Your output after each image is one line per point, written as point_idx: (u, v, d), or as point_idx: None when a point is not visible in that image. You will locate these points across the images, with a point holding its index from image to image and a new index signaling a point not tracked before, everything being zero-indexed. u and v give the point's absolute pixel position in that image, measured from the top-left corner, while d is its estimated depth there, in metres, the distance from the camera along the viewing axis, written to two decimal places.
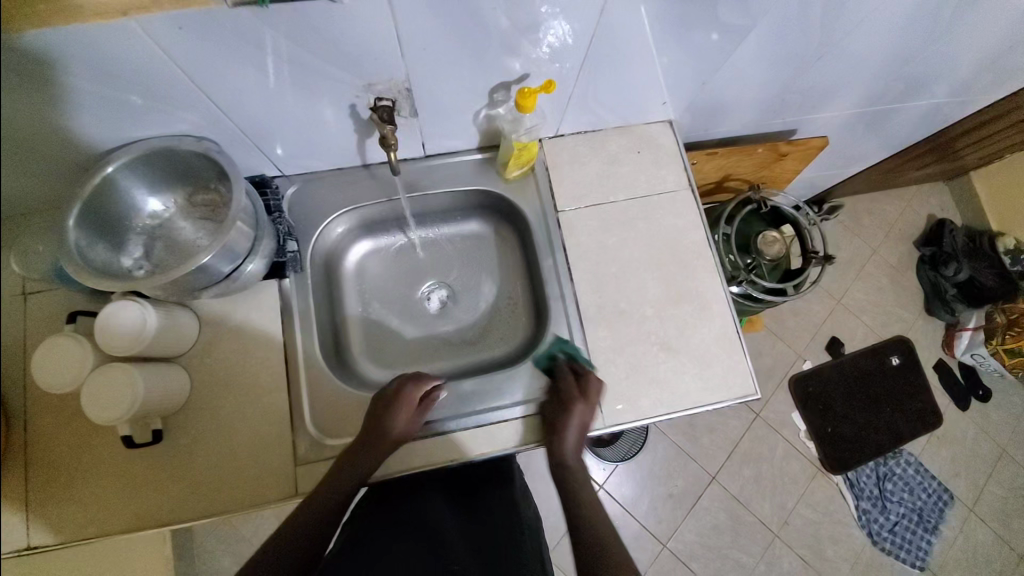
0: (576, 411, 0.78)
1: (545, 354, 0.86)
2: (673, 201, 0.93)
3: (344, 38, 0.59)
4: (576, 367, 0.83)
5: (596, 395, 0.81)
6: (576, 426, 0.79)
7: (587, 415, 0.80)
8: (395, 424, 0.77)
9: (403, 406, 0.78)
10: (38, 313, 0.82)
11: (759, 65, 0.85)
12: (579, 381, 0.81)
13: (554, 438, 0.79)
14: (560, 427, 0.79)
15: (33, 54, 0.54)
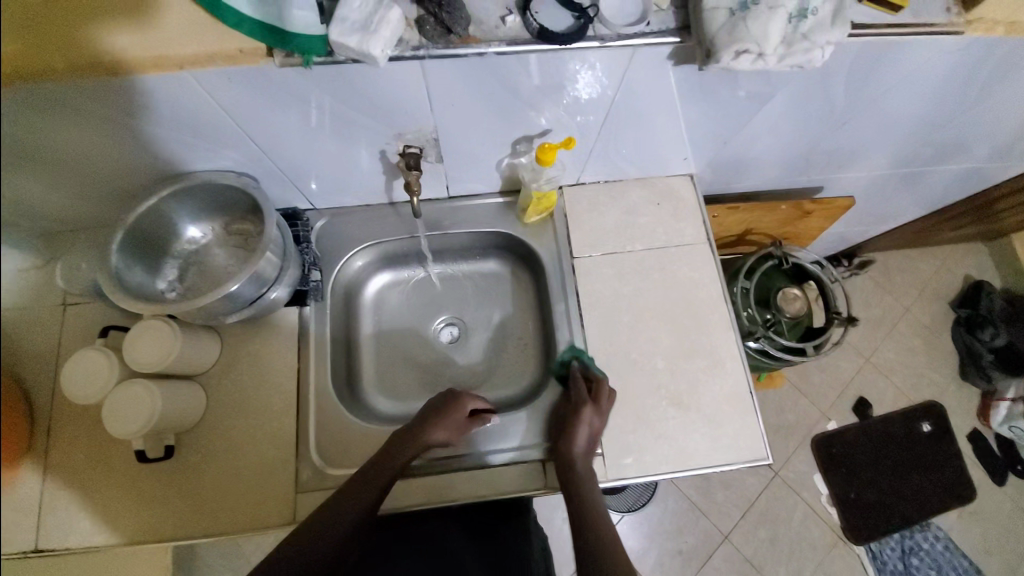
0: (584, 412, 0.78)
1: (560, 361, 0.88)
2: (690, 254, 0.93)
3: (378, 95, 0.63)
4: (591, 377, 0.84)
5: (607, 403, 0.81)
6: (585, 428, 0.78)
7: (596, 420, 0.79)
8: (438, 432, 0.80)
9: (455, 411, 0.82)
10: (75, 324, 0.87)
11: (783, 127, 0.85)
12: (590, 386, 0.82)
13: (563, 437, 0.78)
14: (569, 427, 0.79)
15: (94, 97, 0.60)
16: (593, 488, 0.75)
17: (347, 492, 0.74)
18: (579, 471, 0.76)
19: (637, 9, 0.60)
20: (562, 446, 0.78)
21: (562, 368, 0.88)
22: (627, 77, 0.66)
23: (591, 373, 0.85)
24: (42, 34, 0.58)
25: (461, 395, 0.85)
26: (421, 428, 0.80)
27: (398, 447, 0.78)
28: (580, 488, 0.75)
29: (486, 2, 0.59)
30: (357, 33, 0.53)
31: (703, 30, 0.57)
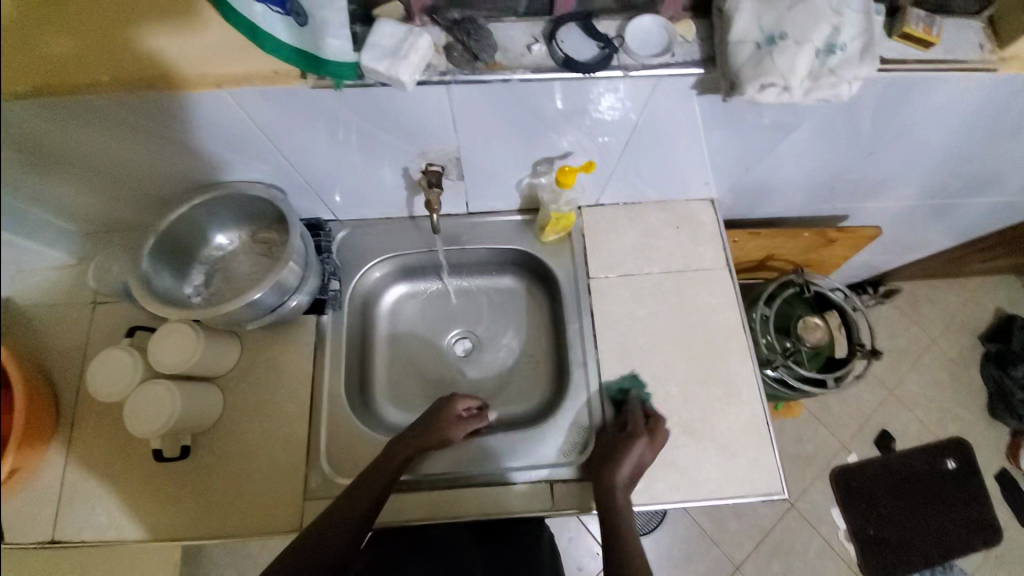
0: (637, 445, 0.77)
1: (617, 387, 0.86)
2: (709, 279, 0.92)
3: (405, 116, 0.65)
4: (649, 412, 0.82)
5: (661, 439, 0.79)
6: (635, 462, 0.76)
7: (646, 455, 0.78)
8: (443, 424, 0.82)
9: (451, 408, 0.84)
10: (103, 322, 0.91)
11: (807, 157, 0.85)
12: (647, 420, 0.81)
13: (610, 464, 0.77)
14: (618, 456, 0.77)
15: (134, 111, 0.63)
16: (626, 515, 0.74)
17: (355, 484, 0.75)
18: (619, 502, 0.75)
19: (662, 40, 0.60)
20: (606, 472, 0.77)
21: (618, 395, 0.86)
22: (650, 105, 0.66)
23: (648, 408, 0.83)
24: (95, 49, 0.61)
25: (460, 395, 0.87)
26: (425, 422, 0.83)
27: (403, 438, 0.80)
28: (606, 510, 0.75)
29: (513, 30, 0.61)
30: (387, 59, 0.55)
31: (728, 63, 0.57)
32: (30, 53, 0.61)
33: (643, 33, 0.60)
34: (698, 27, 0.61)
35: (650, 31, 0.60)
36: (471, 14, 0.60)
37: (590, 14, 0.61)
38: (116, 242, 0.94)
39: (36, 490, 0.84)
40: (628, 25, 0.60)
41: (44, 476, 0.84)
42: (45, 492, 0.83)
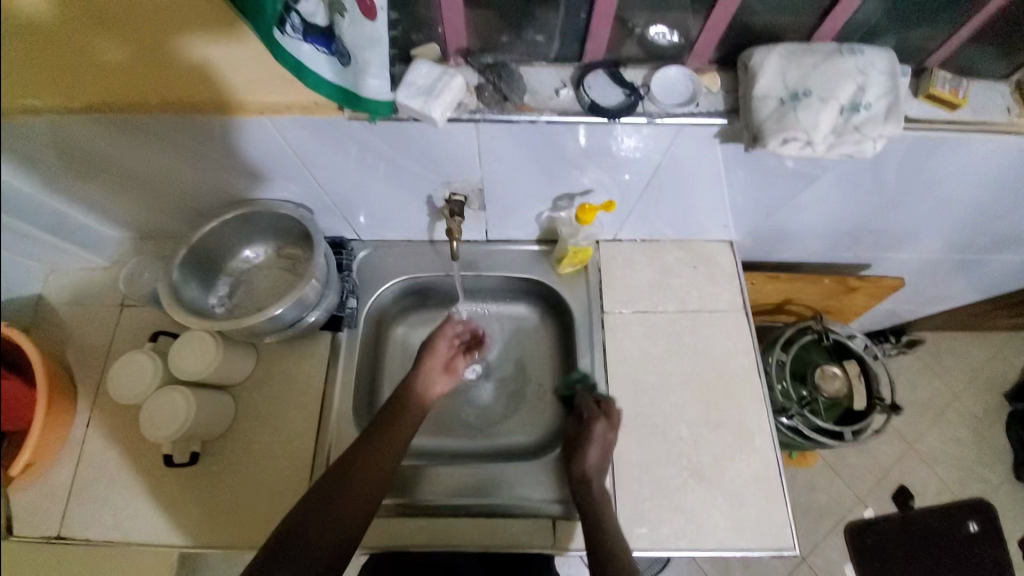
0: (595, 430, 0.79)
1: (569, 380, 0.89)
2: (724, 321, 0.92)
3: (432, 149, 0.67)
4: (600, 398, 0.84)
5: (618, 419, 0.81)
6: (597, 445, 0.79)
7: (609, 437, 0.80)
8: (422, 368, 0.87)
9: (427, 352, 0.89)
10: (128, 325, 0.94)
11: (828, 205, 0.84)
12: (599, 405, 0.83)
13: (577, 456, 0.79)
14: (580, 447, 0.79)
15: (177, 130, 0.67)
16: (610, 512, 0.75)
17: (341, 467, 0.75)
18: (598, 490, 0.76)
19: (687, 91, 0.62)
20: (575, 463, 0.79)
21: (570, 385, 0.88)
22: (673, 148, 0.66)
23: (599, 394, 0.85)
24: (144, 69, 0.64)
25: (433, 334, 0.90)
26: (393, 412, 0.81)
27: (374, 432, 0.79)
28: (602, 520, 0.74)
29: (542, 74, 0.63)
30: (421, 96, 0.57)
31: (751, 115, 0.58)
32: (83, 66, 0.65)
33: (668, 84, 0.62)
34: (722, 79, 0.63)
35: (675, 82, 0.62)
36: (503, 57, 0.63)
37: (618, 63, 0.63)
38: (149, 248, 0.98)
39: (48, 485, 0.86)
40: (654, 76, 0.62)
41: (57, 472, 0.86)
42: (57, 487, 0.85)
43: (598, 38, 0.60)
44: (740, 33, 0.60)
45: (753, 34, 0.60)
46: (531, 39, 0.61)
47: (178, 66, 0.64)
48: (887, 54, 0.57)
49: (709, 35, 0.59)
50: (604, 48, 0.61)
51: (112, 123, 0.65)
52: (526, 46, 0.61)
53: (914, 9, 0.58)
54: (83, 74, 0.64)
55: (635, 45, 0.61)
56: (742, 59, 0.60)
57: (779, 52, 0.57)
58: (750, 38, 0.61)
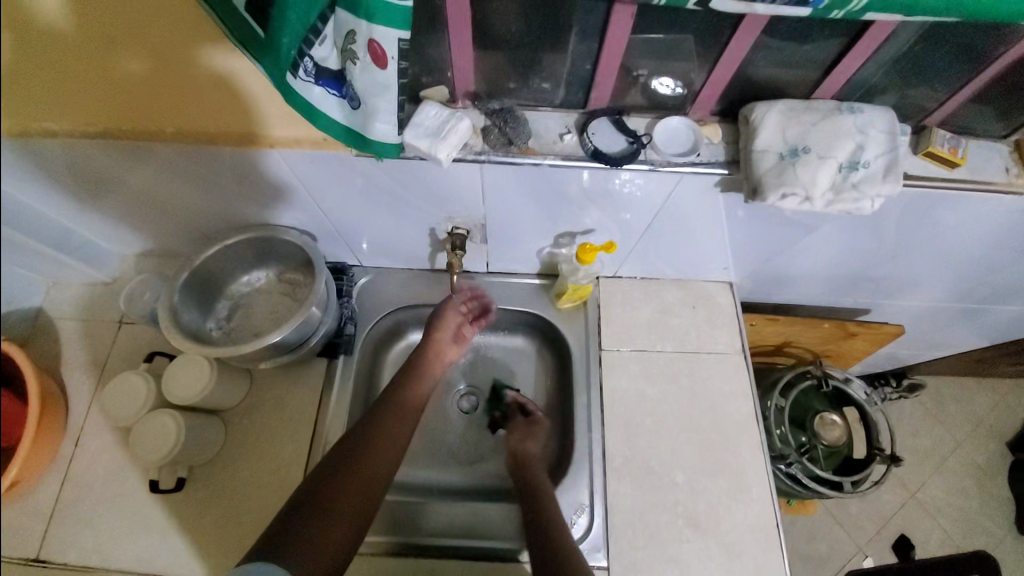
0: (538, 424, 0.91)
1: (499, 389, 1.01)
2: (722, 364, 0.91)
3: (436, 185, 0.69)
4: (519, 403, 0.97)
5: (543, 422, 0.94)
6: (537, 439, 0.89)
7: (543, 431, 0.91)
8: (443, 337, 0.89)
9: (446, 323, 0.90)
10: (125, 343, 0.94)
11: (828, 252, 0.85)
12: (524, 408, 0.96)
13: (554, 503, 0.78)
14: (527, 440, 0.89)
15: (188, 159, 0.68)
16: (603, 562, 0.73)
17: (326, 486, 0.71)
18: None
19: (688, 142, 0.63)
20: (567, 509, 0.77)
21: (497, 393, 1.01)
22: (673, 196, 0.68)
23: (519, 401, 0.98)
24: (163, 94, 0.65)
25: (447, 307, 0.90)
26: (383, 419, 0.80)
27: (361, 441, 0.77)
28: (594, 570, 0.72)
29: (547, 119, 0.64)
30: (427, 138, 0.58)
31: (750, 168, 0.58)
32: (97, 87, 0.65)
33: (670, 133, 0.63)
34: (724, 130, 0.64)
35: (678, 131, 0.63)
36: (509, 102, 0.64)
37: (622, 111, 0.64)
38: (151, 266, 0.99)
39: (31, 504, 0.84)
40: (656, 125, 0.63)
41: (41, 491, 0.85)
42: (40, 507, 0.84)
43: (604, 86, 0.61)
44: (741, 86, 0.61)
45: (754, 88, 0.62)
46: (538, 85, 0.62)
47: (192, 105, 0.65)
48: (886, 115, 0.58)
49: (712, 87, 0.61)
50: (609, 95, 0.63)
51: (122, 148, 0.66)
52: (532, 91, 0.63)
53: (912, 73, 0.59)
54: (93, 98, 0.65)
55: (638, 94, 0.63)
56: (743, 112, 0.61)
57: (780, 108, 0.58)
58: (751, 92, 0.62)
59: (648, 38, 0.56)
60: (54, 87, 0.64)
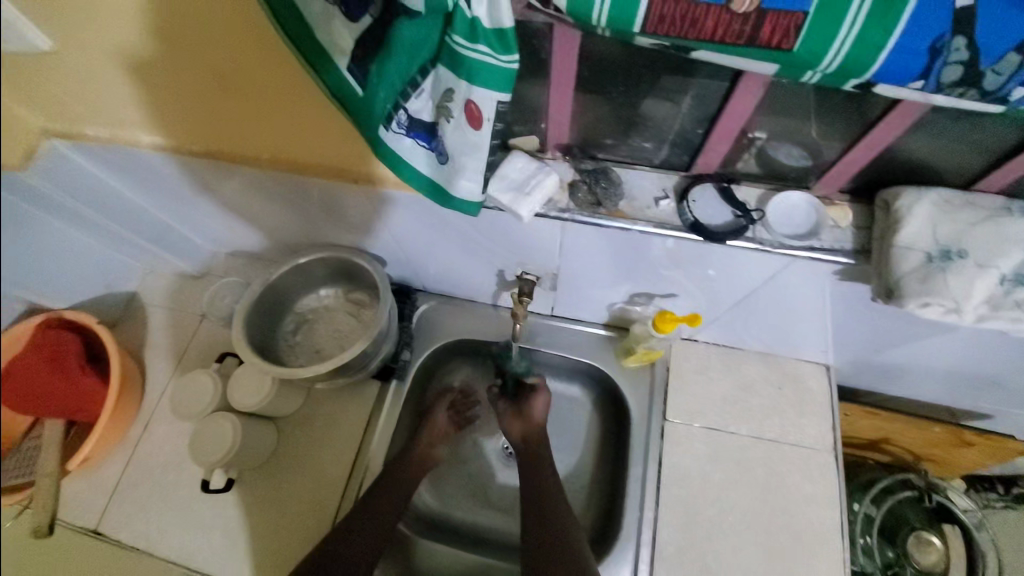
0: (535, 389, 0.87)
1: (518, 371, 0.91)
2: (806, 460, 0.80)
3: (513, 233, 0.65)
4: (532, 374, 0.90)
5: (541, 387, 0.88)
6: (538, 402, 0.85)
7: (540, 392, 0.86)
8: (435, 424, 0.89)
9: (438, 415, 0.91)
10: (202, 335, 1.00)
11: (957, 358, 0.71)
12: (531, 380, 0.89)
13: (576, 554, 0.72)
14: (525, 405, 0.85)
15: (280, 180, 0.71)
16: None
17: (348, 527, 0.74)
18: None
19: (807, 224, 0.55)
20: None
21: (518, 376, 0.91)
22: (777, 276, 0.61)
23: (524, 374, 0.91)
24: (250, 122, 0.64)
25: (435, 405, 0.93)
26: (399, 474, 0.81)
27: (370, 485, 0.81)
28: None
29: (643, 179, 0.58)
30: (511, 192, 0.55)
31: (887, 266, 0.50)
32: (194, 112, 0.65)
33: (786, 209, 0.56)
34: (855, 212, 0.56)
35: (796, 209, 0.56)
36: (604, 157, 0.59)
37: (732, 178, 0.57)
38: (236, 265, 1.04)
39: (100, 476, 0.90)
40: (772, 200, 0.56)
41: (110, 464, 0.91)
42: (106, 480, 0.90)
43: (714, 152, 0.54)
44: (883, 166, 0.52)
45: (898, 168, 0.52)
46: (637, 143, 0.57)
47: (292, 138, 0.65)
48: None
49: (847, 164, 0.52)
50: (718, 162, 0.56)
51: (230, 168, 0.71)
52: (631, 149, 0.57)
53: None
54: (201, 114, 0.65)
55: (753, 160, 0.56)
56: (881, 197, 0.53)
57: (933, 199, 0.49)
58: (894, 172, 0.53)
59: (778, 109, 0.49)
60: (160, 105, 0.65)
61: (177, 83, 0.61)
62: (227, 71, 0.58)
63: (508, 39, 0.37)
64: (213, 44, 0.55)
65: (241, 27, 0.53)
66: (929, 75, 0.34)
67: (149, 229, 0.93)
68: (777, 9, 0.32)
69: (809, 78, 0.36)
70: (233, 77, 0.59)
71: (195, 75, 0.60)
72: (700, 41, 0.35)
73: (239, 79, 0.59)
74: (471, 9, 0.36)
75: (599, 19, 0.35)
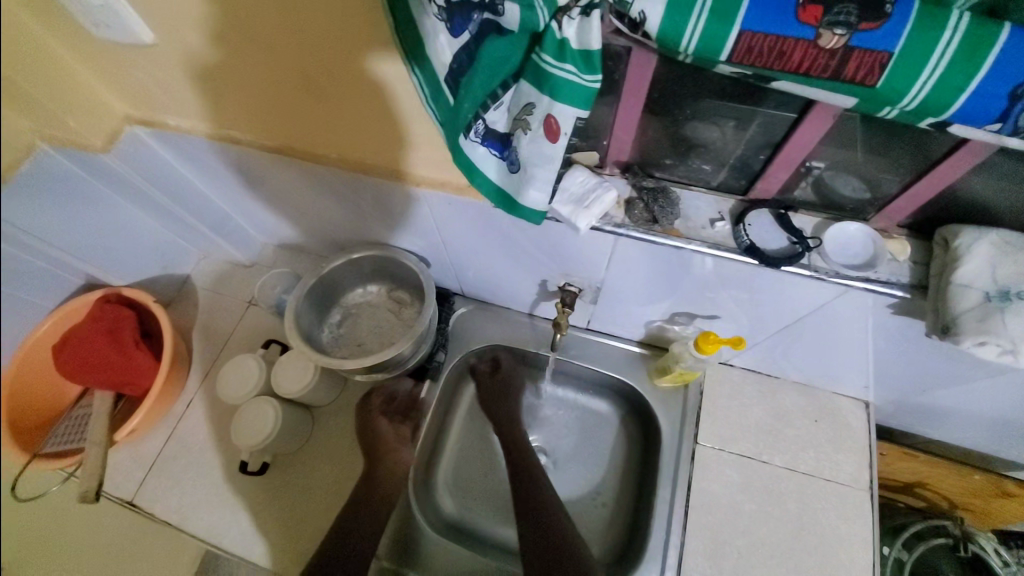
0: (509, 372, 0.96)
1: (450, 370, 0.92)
2: (840, 497, 0.79)
3: (563, 246, 0.67)
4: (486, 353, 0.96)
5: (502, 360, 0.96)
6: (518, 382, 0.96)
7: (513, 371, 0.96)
8: (384, 436, 0.87)
9: (382, 420, 0.89)
10: (249, 322, 1.05)
11: (1004, 404, 0.69)
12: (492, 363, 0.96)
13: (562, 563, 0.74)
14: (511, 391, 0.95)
15: (345, 179, 0.74)
16: None
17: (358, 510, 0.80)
18: None
19: (864, 255, 0.56)
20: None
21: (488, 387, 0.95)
22: (826, 307, 0.61)
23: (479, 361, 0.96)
24: (324, 123, 0.67)
25: (374, 415, 0.89)
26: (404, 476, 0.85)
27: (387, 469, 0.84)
28: None
29: (698, 201, 0.60)
30: (572, 204, 0.57)
31: (945, 303, 0.50)
32: (270, 110, 0.68)
33: (844, 240, 0.57)
34: (912, 247, 0.56)
35: (853, 241, 0.57)
36: (661, 178, 0.61)
37: (788, 206, 0.58)
38: (285, 258, 1.09)
39: (142, 449, 0.94)
40: (829, 229, 0.57)
41: (152, 439, 0.95)
42: (147, 454, 0.93)
43: (772, 180, 0.56)
44: (945, 203, 0.53)
45: (961, 206, 0.52)
46: (696, 166, 0.58)
47: (362, 140, 0.67)
48: None
49: (908, 199, 0.53)
50: (776, 189, 0.57)
51: (300, 164, 0.75)
52: (689, 171, 0.59)
53: None
54: (280, 111, 0.67)
55: (810, 189, 0.57)
56: (941, 234, 0.53)
57: (995, 238, 0.49)
58: (956, 209, 0.53)
59: (842, 141, 0.49)
60: (238, 99, 0.67)
61: (258, 82, 0.63)
62: (314, 78, 0.60)
63: (593, 61, 0.40)
64: (294, 48, 0.56)
65: (329, 33, 0.52)
66: (1007, 119, 0.35)
67: (210, 218, 0.98)
68: (863, 48, 0.33)
69: (886, 113, 0.37)
70: (320, 83, 0.60)
71: (278, 76, 0.61)
72: (783, 72, 0.36)
73: (320, 81, 0.60)
74: (562, 30, 0.38)
75: (687, 46, 0.37)
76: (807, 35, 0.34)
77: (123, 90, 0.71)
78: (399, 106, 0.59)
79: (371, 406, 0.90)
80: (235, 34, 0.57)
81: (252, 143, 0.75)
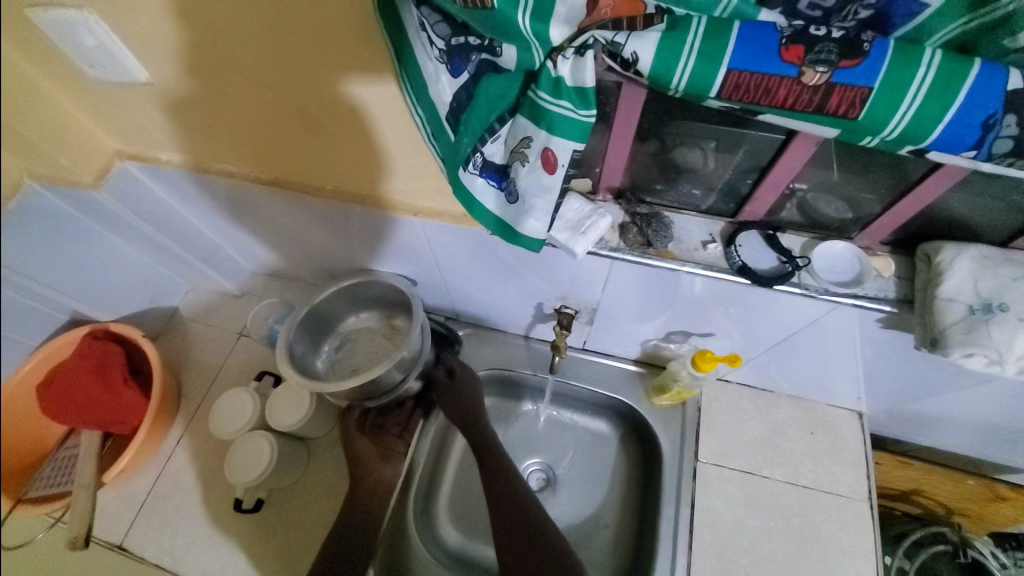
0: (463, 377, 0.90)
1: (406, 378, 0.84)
2: (841, 510, 0.79)
3: (559, 270, 0.69)
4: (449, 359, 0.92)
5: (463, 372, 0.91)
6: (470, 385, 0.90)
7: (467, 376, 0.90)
8: (371, 462, 0.85)
9: (368, 440, 0.87)
10: (241, 353, 1.03)
11: (993, 410, 0.71)
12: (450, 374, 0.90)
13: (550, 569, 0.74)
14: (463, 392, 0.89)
15: (342, 211, 0.75)
16: None
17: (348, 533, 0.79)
18: None
19: (851, 271, 0.58)
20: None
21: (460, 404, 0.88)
22: (818, 321, 0.63)
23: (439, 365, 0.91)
24: (321, 155, 0.67)
25: (359, 444, 0.87)
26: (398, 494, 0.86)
27: (382, 496, 0.83)
28: None
29: (690, 224, 0.62)
30: (568, 231, 0.59)
31: (931, 318, 0.52)
32: (266, 144, 0.68)
33: (831, 259, 0.59)
34: (896, 263, 0.58)
35: (840, 258, 0.59)
36: (652, 202, 0.62)
37: (776, 227, 0.60)
38: (277, 287, 1.09)
39: (130, 489, 0.91)
40: (816, 248, 0.59)
41: (140, 477, 0.92)
42: (134, 495, 0.91)
43: (760, 202, 0.58)
44: (923, 221, 0.55)
45: (938, 223, 0.55)
46: (686, 190, 0.60)
47: (357, 171, 0.68)
48: None
49: (890, 218, 0.55)
50: (763, 211, 0.59)
51: (294, 196, 0.75)
52: (679, 195, 0.61)
53: None
54: (276, 145, 0.68)
55: (795, 209, 0.59)
56: (923, 250, 0.55)
57: (973, 253, 0.51)
58: (933, 226, 0.55)
59: (823, 165, 0.52)
60: (235, 134, 0.68)
61: (255, 118, 0.64)
62: (312, 113, 0.60)
63: (588, 96, 0.41)
64: (291, 85, 0.57)
65: (331, 72, 0.54)
66: (981, 147, 0.37)
67: (201, 250, 0.98)
68: (844, 83, 0.36)
69: (868, 143, 0.39)
70: (318, 118, 0.61)
71: (276, 111, 0.62)
72: (770, 107, 0.39)
73: (318, 117, 0.61)
74: (557, 69, 0.40)
75: (677, 84, 0.39)
76: (791, 73, 0.36)
77: (115, 127, 0.71)
78: (397, 141, 0.60)
79: (355, 426, 0.89)
80: (233, 73, 0.57)
81: (247, 177, 0.75)
